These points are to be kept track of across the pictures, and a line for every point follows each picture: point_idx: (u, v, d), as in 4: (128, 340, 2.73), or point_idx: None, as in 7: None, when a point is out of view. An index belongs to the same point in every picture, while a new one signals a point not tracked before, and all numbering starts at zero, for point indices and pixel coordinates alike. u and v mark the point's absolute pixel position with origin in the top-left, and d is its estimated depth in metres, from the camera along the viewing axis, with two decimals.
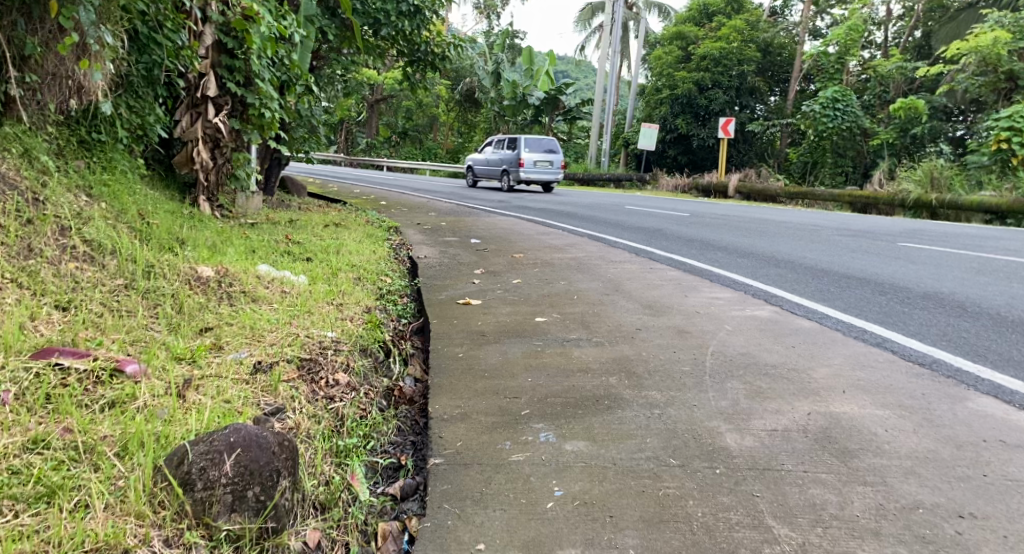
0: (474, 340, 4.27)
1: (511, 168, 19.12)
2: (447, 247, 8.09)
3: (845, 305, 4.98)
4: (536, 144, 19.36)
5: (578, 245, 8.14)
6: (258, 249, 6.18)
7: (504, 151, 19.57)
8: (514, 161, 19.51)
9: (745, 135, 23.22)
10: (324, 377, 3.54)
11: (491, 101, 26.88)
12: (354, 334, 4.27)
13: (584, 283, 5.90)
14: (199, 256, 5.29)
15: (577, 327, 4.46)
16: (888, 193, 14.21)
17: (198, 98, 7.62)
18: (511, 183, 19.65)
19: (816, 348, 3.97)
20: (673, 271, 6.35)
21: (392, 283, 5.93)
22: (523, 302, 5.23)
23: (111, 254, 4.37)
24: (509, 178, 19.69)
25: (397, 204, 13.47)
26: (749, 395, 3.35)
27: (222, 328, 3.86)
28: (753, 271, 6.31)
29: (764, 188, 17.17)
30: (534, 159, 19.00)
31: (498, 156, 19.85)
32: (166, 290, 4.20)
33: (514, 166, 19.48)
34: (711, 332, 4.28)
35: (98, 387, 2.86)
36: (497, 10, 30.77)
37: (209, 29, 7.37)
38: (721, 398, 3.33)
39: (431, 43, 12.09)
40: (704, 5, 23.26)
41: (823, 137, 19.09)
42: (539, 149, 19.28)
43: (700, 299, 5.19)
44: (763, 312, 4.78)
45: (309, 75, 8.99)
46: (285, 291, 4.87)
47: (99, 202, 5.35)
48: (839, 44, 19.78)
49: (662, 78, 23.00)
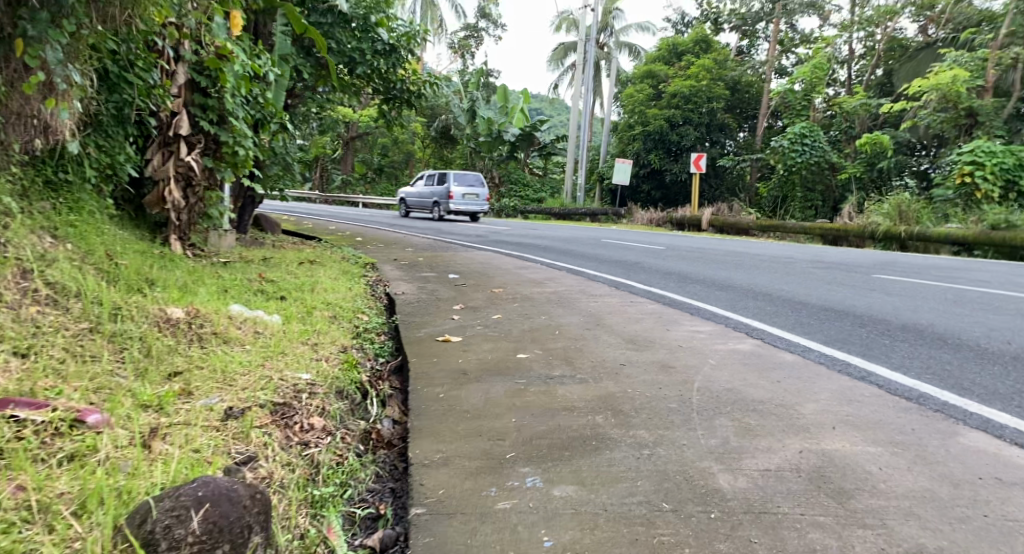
0: (455, 379, 4.16)
1: (441, 202, 20.42)
2: (424, 283, 7.99)
3: (827, 338, 4.94)
4: (463, 179, 20.68)
5: (556, 279, 8.08)
6: (231, 289, 6.05)
7: (434, 186, 20.83)
8: (443, 194, 20.79)
9: (716, 171, 23.52)
10: (299, 422, 3.40)
11: (467, 138, 27.00)
12: (331, 375, 4.15)
13: (565, 317, 5.82)
14: (169, 297, 5.15)
15: (560, 363, 4.36)
16: (858, 226, 14.36)
17: (170, 137, 7.52)
18: (441, 214, 20.96)
19: (802, 383, 3.90)
20: (653, 305, 6.30)
21: (369, 320, 5.81)
22: (504, 338, 5.12)
23: (76, 296, 4.24)
24: (438, 210, 21.02)
25: (372, 240, 13.36)
26: (739, 433, 3.27)
27: (191, 373, 3.71)
28: (733, 304, 6.27)
29: (737, 221, 17.30)
30: (461, 193, 20.36)
31: (428, 190, 21.13)
32: (134, 333, 4.06)
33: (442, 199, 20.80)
34: (696, 366, 4.21)
35: (56, 440, 2.70)
36: (471, 50, 31.10)
37: (181, 68, 7.31)
38: (711, 436, 3.25)
39: (406, 82, 12.11)
40: (673, 45, 23.56)
41: (792, 171, 19.38)
42: (466, 184, 20.61)
43: (682, 333, 5.13)
44: (747, 345, 4.72)
45: (283, 113, 8.93)
46: (258, 331, 4.74)
47: (65, 243, 5.28)
48: (806, 82, 20.33)
49: (633, 115, 23.25)
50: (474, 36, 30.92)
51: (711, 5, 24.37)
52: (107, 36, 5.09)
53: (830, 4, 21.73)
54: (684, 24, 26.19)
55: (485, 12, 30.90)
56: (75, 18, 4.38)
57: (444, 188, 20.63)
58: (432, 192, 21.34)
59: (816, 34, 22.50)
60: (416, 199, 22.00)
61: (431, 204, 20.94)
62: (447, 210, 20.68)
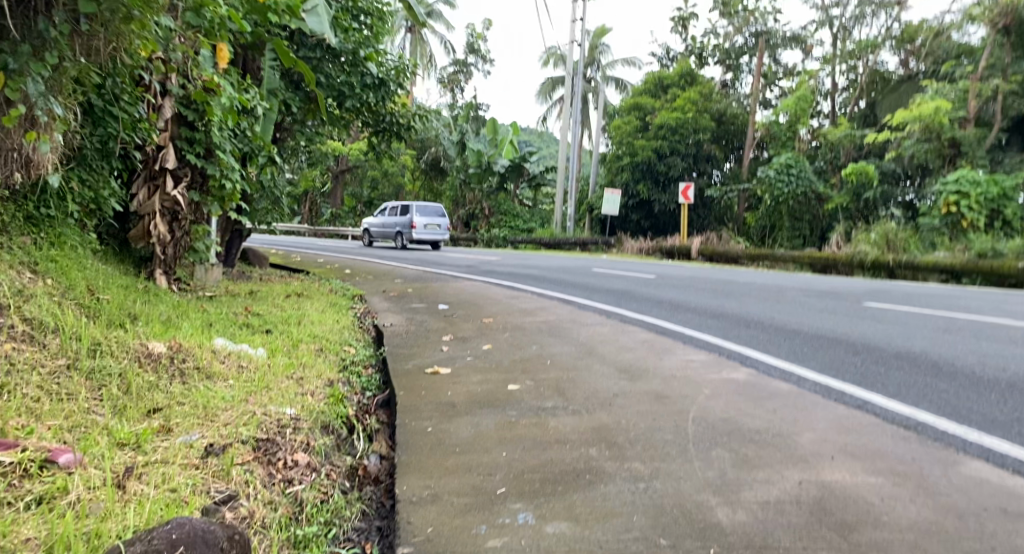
0: (443, 412, 4.06)
1: (404, 231, 21.30)
2: (414, 314, 7.90)
3: (821, 366, 4.88)
4: (425, 210, 21.60)
5: (547, 308, 8.02)
6: (215, 323, 5.95)
7: (397, 217, 21.73)
8: (406, 225, 21.69)
9: (704, 201, 23.65)
10: (283, 459, 3.30)
11: (456, 170, 27.09)
12: (316, 410, 4.04)
13: (556, 347, 5.74)
14: (151, 332, 5.05)
15: (552, 394, 4.28)
16: (846, 254, 14.36)
17: (156, 170, 7.46)
18: (404, 243, 21.84)
19: (799, 412, 3.82)
20: (644, 334, 6.23)
21: (357, 353, 5.72)
22: (494, 369, 5.03)
23: (54, 332, 4.16)
24: (401, 239, 21.89)
25: (361, 272, 13.28)
26: (736, 464, 3.19)
27: (171, 409, 3.61)
28: (726, 332, 6.20)
29: (726, 250, 17.34)
30: (423, 223, 21.26)
31: (392, 220, 21.97)
32: (112, 369, 3.96)
33: (406, 229, 21.68)
34: (691, 396, 4.13)
35: (24, 481, 2.58)
36: (460, 84, 31.38)
37: (168, 102, 7.29)
38: (708, 468, 3.16)
39: (396, 114, 12.12)
40: (659, 78, 23.81)
41: (779, 201, 19.51)
42: (428, 215, 21.54)
43: (675, 362, 5.06)
44: (741, 374, 4.65)
45: (271, 146, 8.90)
46: (242, 365, 4.63)
47: (44, 279, 5.22)
48: (790, 114, 20.61)
49: (621, 147, 23.41)
50: (463, 71, 31.18)
51: (695, 40, 24.73)
52: (91, 70, 5.07)
53: (813, 38, 22.09)
54: (669, 58, 26.52)
55: (473, 47, 31.22)
56: (57, 51, 4.35)
57: (408, 219, 21.50)
58: (395, 222, 22.20)
59: (799, 68, 22.87)
60: (380, 228, 22.82)
61: (395, 234, 21.78)
62: (410, 239, 21.55)
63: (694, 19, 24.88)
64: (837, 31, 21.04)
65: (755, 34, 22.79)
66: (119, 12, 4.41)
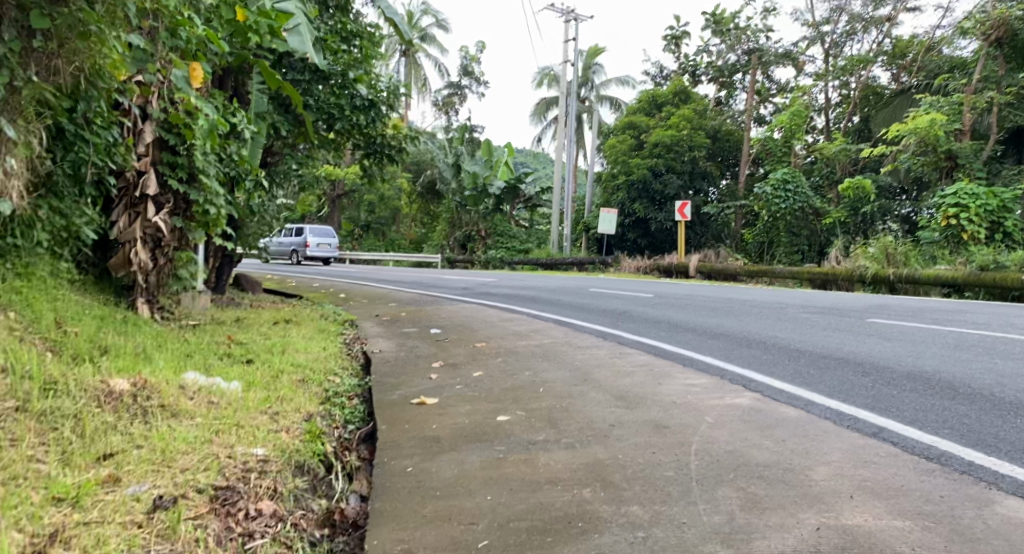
0: (426, 448, 3.76)
1: (300, 248, 24.25)
2: (404, 339, 7.63)
3: (829, 388, 4.59)
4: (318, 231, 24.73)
5: (542, 331, 7.73)
6: (194, 354, 5.65)
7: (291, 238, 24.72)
8: (300, 244, 24.73)
9: (701, 218, 23.35)
10: (244, 509, 3.13)
11: (452, 192, 26.88)
12: (290, 449, 3.73)
13: (550, 373, 5.44)
14: (117, 367, 4.73)
15: (543, 426, 3.96)
16: (846, 270, 14.17)
17: (137, 197, 7.12)
18: (299, 261, 24.83)
19: (810, 442, 3.52)
20: (642, 357, 5.94)
21: (342, 383, 5.37)
22: (483, 399, 4.72)
23: (4, 370, 3.94)
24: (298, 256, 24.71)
25: (356, 296, 13.04)
26: (745, 506, 2.89)
27: (125, 454, 3.40)
28: (726, 353, 5.92)
29: (724, 268, 17.12)
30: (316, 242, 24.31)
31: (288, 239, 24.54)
32: (67, 410, 3.75)
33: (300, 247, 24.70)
34: (692, 425, 3.83)
35: None
36: (454, 106, 31.31)
37: (149, 126, 6.97)
38: (714, 511, 2.86)
39: (387, 137, 11.82)
40: (652, 96, 23.71)
41: (776, 218, 19.28)
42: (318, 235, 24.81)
43: (675, 387, 4.75)
44: (746, 399, 4.35)
45: (259, 171, 8.57)
46: (213, 402, 4.31)
47: (7, 311, 4.97)
48: (784, 129, 20.41)
49: (616, 165, 23.25)
50: (457, 93, 31.04)
51: (688, 58, 24.65)
52: (54, 94, 4.86)
53: (805, 54, 21.93)
54: (662, 77, 26.42)
55: (467, 70, 31.14)
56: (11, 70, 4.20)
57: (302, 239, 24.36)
58: (292, 242, 25.05)
59: (793, 84, 22.72)
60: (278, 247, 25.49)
61: (292, 251, 24.52)
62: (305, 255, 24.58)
63: (686, 37, 24.81)
64: (828, 48, 20.98)
65: (747, 51, 22.73)
66: (76, 28, 4.28)
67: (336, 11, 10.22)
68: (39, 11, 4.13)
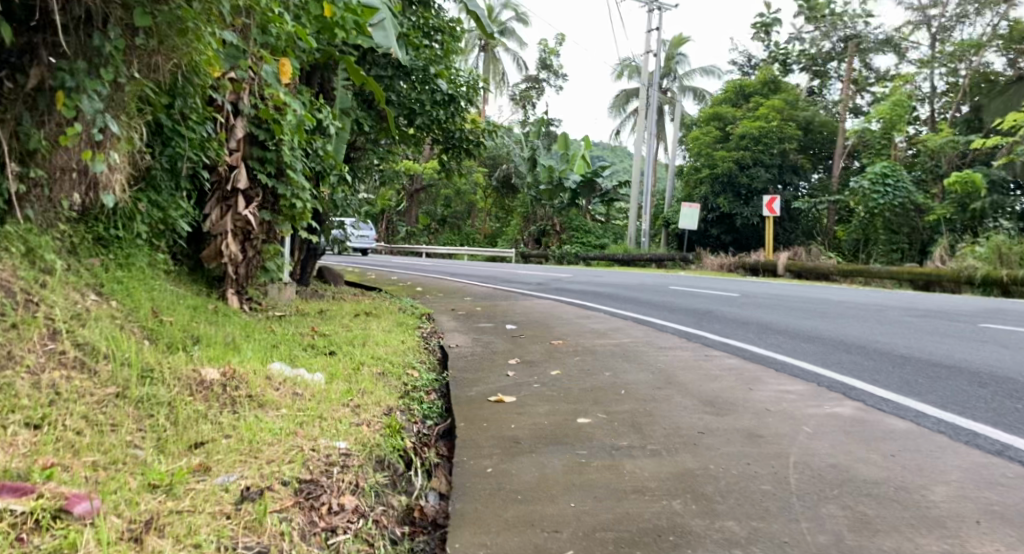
0: (505, 449, 3.68)
1: None
2: (481, 334, 7.59)
3: (942, 400, 4.28)
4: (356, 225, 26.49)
5: (622, 329, 7.55)
6: (280, 345, 5.75)
7: None
8: None
9: (790, 214, 22.49)
10: (327, 503, 3.11)
11: (529, 186, 26.82)
12: (371, 443, 3.72)
13: (631, 374, 5.28)
14: (208, 356, 4.85)
15: (627, 431, 3.82)
16: (953, 270, 13.41)
17: (229, 191, 7.29)
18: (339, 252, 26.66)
19: (923, 459, 3.27)
20: (731, 359, 5.71)
21: (420, 378, 5.35)
22: (562, 399, 4.61)
23: (106, 357, 4.07)
24: None
25: (434, 290, 13.11)
26: (854, 527, 2.70)
27: (215, 443, 3.45)
28: (823, 358, 5.63)
29: (816, 266, 16.46)
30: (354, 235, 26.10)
31: None
32: (162, 398, 3.85)
33: None
34: (789, 435, 3.62)
35: (33, 537, 2.51)
36: (534, 100, 31.23)
37: (241, 122, 7.15)
38: (820, 531, 2.68)
39: (466, 131, 11.80)
40: (740, 87, 23.02)
41: (874, 215, 18.61)
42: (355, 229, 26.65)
43: (767, 394, 4.53)
44: (846, 408, 4.10)
45: (343, 165, 8.69)
46: (298, 393, 4.35)
47: (109, 300, 5.16)
48: (884, 121, 19.46)
49: (700, 158, 22.72)
50: (536, 87, 30.97)
51: (779, 46, 23.87)
52: (154, 88, 5.02)
53: (907, 40, 20.86)
54: (750, 66, 25.70)
55: (547, 63, 31.01)
56: (112, 66, 4.36)
57: None
58: None
59: (893, 73, 21.68)
60: None
61: None
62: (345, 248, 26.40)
63: (777, 25, 24.00)
64: (935, 33, 19.92)
65: (844, 38, 21.83)
66: (174, 25, 4.35)
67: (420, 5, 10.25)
68: (142, 9, 4.16)
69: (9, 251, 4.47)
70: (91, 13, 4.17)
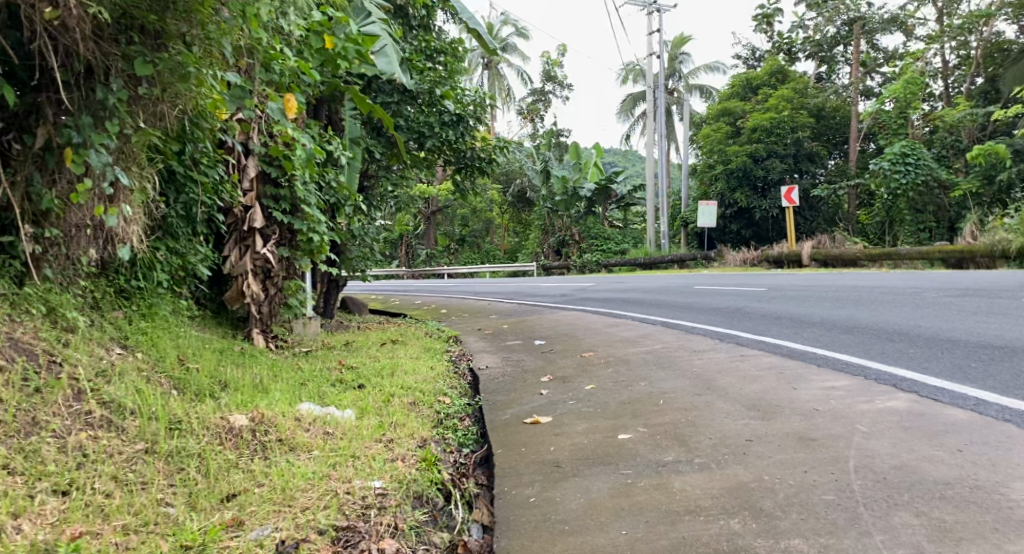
0: (547, 475, 3.53)
1: None
2: (510, 353, 7.45)
3: (1000, 384, 4.09)
4: None
5: (652, 335, 7.39)
6: (307, 382, 5.63)
7: None
8: None
9: (810, 202, 22.11)
10: (366, 549, 3.00)
11: (543, 199, 26.71)
12: (407, 479, 3.59)
13: (668, 382, 5.11)
14: (236, 402, 4.72)
15: (671, 444, 3.66)
16: (985, 245, 13.13)
17: (246, 231, 7.24)
18: None
19: (993, 453, 3.13)
20: (769, 358, 5.52)
21: (452, 404, 5.19)
22: (600, 415, 4.45)
23: (133, 413, 3.98)
24: None
25: (458, 310, 13.01)
26: (933, 538, 2.58)
27: (248, 494, 3.34)
28: (866, 349, 5.43)
29: (842, 252, 16.15)
30: None
31: None
32: (192, 449, 3.76)
33: None
34: (843, 437, 3.46)
35: None
36: (541, 113, 31.18)
37: (253, 161, 7.08)
38: (897, 546, 2.56)
39: (477, 149, 11.68)
40: (746, 80, 22.83)
41: (897, 195, 18.14)
42: None
43: (813, 391, 4.36)
44: (899, 402, 3.92)
45: (358, 196, 8.60)
46: (328, 432, 4.23)
47: (134, 352, 5.10)
48: (897, 100, 19.07)
49: (712, 155, 22.45)
50: (542, 100, 30.99)
51: (782, 35, 23.67)
52: (161, 137, 4.99)
53: (914, 17, 20.61)
54: (755, 59, 25.52)
55: (550, 75, 30.98)
56: (118, 118, 4.29)
57: None
58: None
59: (902, 51, 21.41)
60: None
61: None
62: None
63: (778, 14, 23.78)
64: (942, 7, 19.66)
65: (848, 22, 21.55)
66: (175, 72, 4.28)
67: (420, 30, 10.26)
68: (142, 58, 4.11)
69: (30, 313, 4.43)
70: (91, 68, 4.12)
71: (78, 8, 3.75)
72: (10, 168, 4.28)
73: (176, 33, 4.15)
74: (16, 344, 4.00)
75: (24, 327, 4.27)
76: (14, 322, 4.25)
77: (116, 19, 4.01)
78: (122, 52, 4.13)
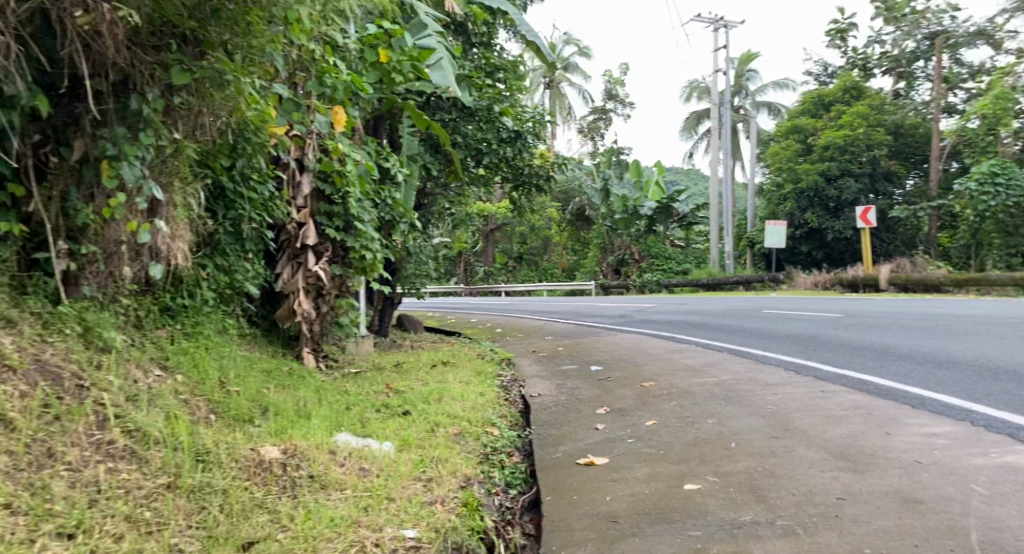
0: (602, 532, 3.11)
1: None
2: (564, 379, 7.02)
3: None
4: None
5: (718, 364, 6.85)
6: (351, 407, 5.28)
7: None
8: None
9: (887, 223, 21.04)
10: None
11: (603, 217, 26.11)
12: (445, 527, 3.27)
13: (739, 420, 4.62)
14: (272, 430, 4.40)
15: (747, 499, 3.21)
16: None
17: (299, 248, 6.89)
18: None
19: None
20: (853, 396, 4.96)
21: (501, 436, 4.78)
22: (663, 458, 4.01)
23: (158, 443, 3.67)
24: None
25: (513, 330, 12.61)
26: None
27: (269, 544, 3.04)
28: (968, 390, 4.84)
29: (924, 277, 15.27)
30: None
31: None
32: (217, 485, 3.46)
33: None
34: (958, 500, 2.95)
35: None
36: (601, 130, 30.74)
37: (307, 178, 6.76)
38: None
39: (533, 167, 11.21)
40: (819, 96, 21.98)
41: (984, 217, 17.16)
42: None
43: (911, 438, 3.84)
44: (1021, 457, 3.39)
45: (414, 213, 8.22)
46: (365, 469, 3.87)
47: (174, 374, 4.74)
48: (985, 117, 17.98)
49: (781, 173, 21.76)
50: (602, 118, 30.54)
51: (857, 51, 22.85)
52: (204, 148, 4.73)
53: (1003, 30, 19.53)
54: (827, 75, 24.67)
55: (612, 93, 30.54)
56: (153, 129, 4.03)
57: None
58: None
59: (990, 65, 20.31)
60: None
61: None
62: None
63: (853, 29, 22.88)
64: None
65: (929, 36, 20.59)
66: (215, 81, 4.02)
67: (480, 47, 10.12)
68: (180, 66, 3.86)
69: (63, 333, 4.10)
70: (127, 76, 3.87)
71: (111, 13, 3.50)
72: (46, 182, 4.02)
73: (218, 41, 3.89)
74: (42, 368, 3.69)
75: (54, 345, 3.95)
76: (44, 342, 3.92)
77: (155, 26, 3.77)
78: (160, 60, 3.88)
